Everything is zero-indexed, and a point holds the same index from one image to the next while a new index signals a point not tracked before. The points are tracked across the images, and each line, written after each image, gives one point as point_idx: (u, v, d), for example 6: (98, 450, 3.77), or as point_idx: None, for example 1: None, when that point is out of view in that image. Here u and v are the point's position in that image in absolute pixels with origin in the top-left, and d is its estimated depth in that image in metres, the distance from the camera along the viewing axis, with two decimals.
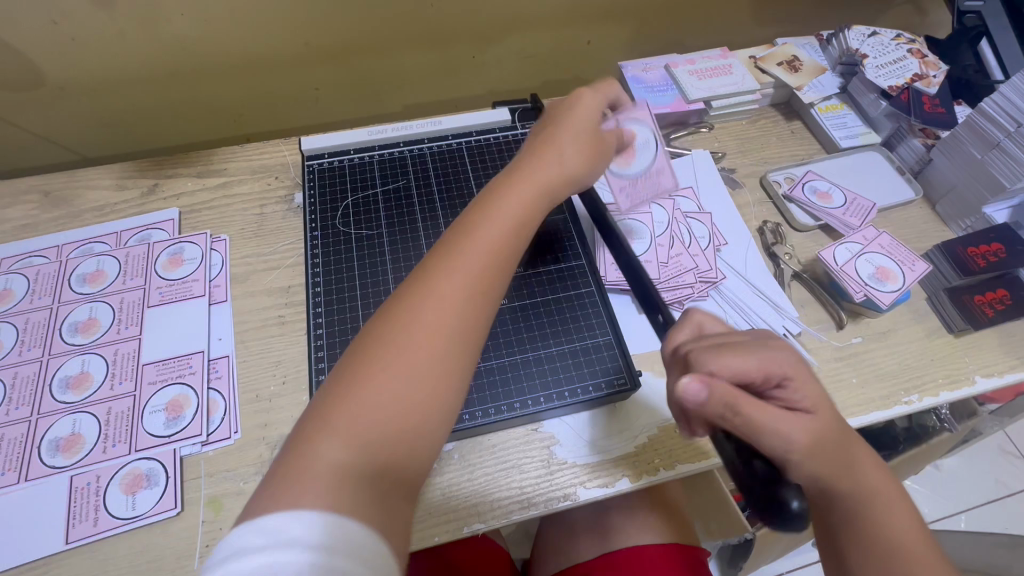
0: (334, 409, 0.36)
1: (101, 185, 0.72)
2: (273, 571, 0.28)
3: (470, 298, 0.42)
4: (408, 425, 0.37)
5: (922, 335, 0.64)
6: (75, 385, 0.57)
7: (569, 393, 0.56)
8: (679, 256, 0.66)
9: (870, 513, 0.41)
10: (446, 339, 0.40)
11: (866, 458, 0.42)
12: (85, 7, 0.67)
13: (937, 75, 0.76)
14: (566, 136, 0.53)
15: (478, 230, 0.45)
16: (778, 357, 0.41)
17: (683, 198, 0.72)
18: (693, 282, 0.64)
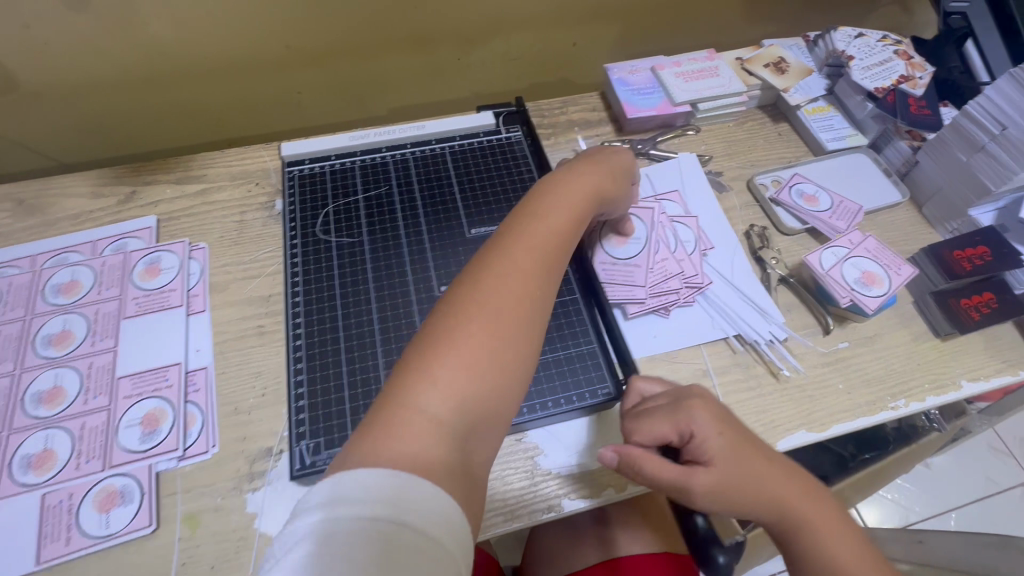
0: (430, 373, 0.40)
1: (77, 193, 0.71)
2: (339, 519, 0.32)
3: (541, 281, 0.48)
4: (498, 394, 0.42)
5: (908, 338, 0.64)
6: (49, 399, 0.55)
7: (552, 404, 0.56)
8: (665, 261, 0.64)
9: (814, 545, 0.44)
10: (525, 317, 0.45)
11: (803, 493, 0.44)
12: (58, 10, 0.65)
13: (923, 77, 0.75)
14: (615, 160, 0.59)
15: (546, 226, 0.50)
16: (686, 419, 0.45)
17: (668, 200, 0.71)
18: (679, 288, 0.63)
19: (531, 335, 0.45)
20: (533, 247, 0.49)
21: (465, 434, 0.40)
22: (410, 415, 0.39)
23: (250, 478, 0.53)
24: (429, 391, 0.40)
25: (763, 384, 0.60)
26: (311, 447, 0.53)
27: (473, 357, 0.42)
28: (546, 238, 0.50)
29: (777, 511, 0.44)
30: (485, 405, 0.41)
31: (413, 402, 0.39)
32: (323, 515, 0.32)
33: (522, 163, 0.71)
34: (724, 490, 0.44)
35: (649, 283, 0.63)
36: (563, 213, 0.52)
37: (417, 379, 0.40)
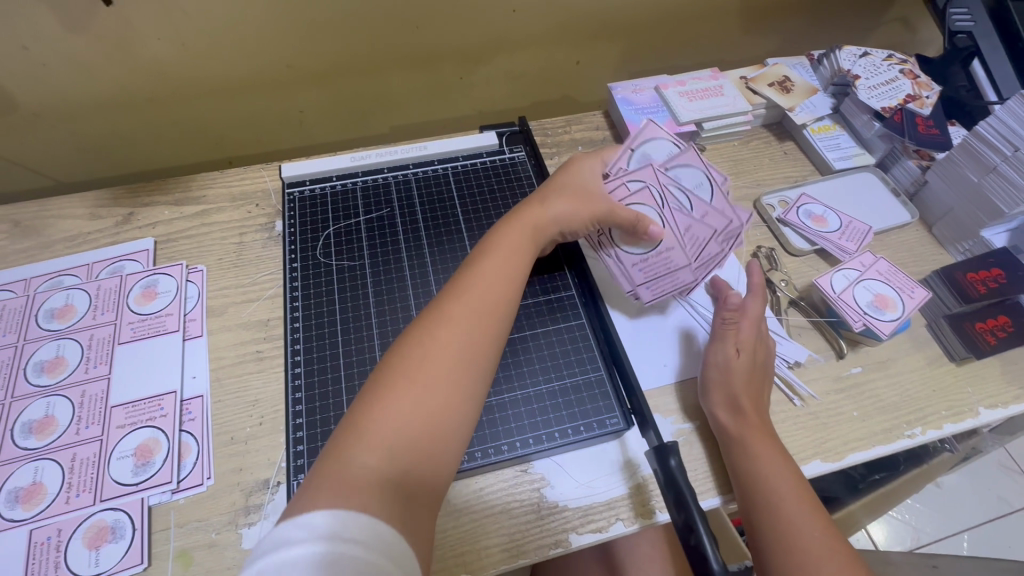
0: (364, 429, 0.41)
1: (74, 215, 0.70)
2: (315, 559, 0.32)
3: (481, 328, 0.48)
4: (436, 438, 0.42)
5: (922, 363, 0.62)
6: (39, 429, 0.54)
7: (559, 434, 0.54)
8: (690, 228, 0.59)
9: (785, 514, 0.48)
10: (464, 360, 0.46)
11: (795, 483, 0.49)
12: (61, 33, 0.65)
13: (929, 96, 0.74)
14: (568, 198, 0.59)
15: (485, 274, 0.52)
16: (757, 345, 0.57)
17: (647, 143, 0.63)
18: (719, 245, 0.58)
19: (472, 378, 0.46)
20: (473, 296, 0.50)
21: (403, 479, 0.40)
22: (345, 468, 0.38)
23: (246, 512, 0.51)
24: (360, 444, 0.40)
25: (775, 410, 0.58)
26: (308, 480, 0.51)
27: (403, 407, 0.42)
28: (487, 281, 0.51)
29: (750, 424, 0.52)
30: (424, 450, 0.42)
31: (345, 455, 0.39)
32: (322, 547, 0.33)
33: (526, 183, 0.70)
34: (727, 373, 0.55)
35: (695, 256, 0.59)
36: (506, 263, 0.53)
37: (351, 434, 0.41)
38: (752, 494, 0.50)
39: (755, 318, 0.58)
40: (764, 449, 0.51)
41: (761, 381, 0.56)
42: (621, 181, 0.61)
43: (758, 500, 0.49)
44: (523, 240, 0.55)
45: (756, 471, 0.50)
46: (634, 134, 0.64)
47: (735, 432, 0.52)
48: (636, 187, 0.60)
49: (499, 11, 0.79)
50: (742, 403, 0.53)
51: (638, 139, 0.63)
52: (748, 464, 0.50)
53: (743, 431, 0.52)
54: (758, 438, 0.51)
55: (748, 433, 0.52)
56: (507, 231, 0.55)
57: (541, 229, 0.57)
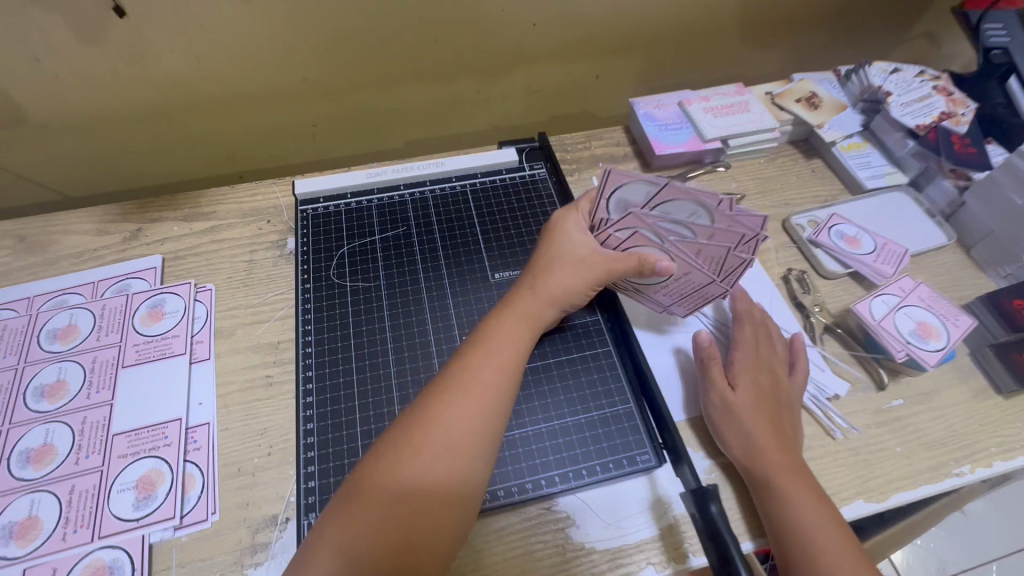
0: (334, 529, 0.39)
1: (81, 230, 0.68)
2: None
3: (472, 420, 0.44)
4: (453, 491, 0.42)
5: (967, 395, 0.59)
6: (37, 459, 0.51)
7: (587, 471, 0.51)
8: (698, 250, 0.52)
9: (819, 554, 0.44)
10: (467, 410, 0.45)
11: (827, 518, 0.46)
12: (72, 45, 0.63)
13: (965, 113, 0.72)
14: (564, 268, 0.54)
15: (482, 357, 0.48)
16: (760, 373, 0.54)
17: (620, 189, 0.53)
18: (738, 255, 0.50)
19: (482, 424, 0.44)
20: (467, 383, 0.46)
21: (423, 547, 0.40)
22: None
23: (252, 552, 0.48)
24: (329, 546, 0.38)
25: (813, 445, 0.55)
26: None
27: (375, 509, 0.40)
28: (484, 360, 0.48)
29: (778, 460, 0.49)
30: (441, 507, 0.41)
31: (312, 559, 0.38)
32: None
33: (548, 201, 0.67)
34: (734, 405, 0.52)
35: (719, 271, 0.53)
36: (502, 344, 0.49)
37: (324, 533, 0.39)
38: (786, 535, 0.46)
39: (749, 346, 0.56)
40: (793, 484, 0.48)
41: (777, 411, 0.52)
42: (609, 230, 0.56)
43: (792, 542, 0.45)
44: (519, 324, 0.52)
45: (785, 508, 0.47)
46: (600, 184, 0.54)
47: (762, 467, 0.49)
48: (626, 234, 0.55)
49: (519, 23, 0.77)
50: (758, 437, 0.50)
51: (607, 187, 0.54)
52: (778, 501, 0.47)
53: (771, 467, 0.49)
54: (788, 474, 0.48)
55: (776, 468, 0.49)
56: (500, 317, 0.52)
57: (541, 316, 0.53)
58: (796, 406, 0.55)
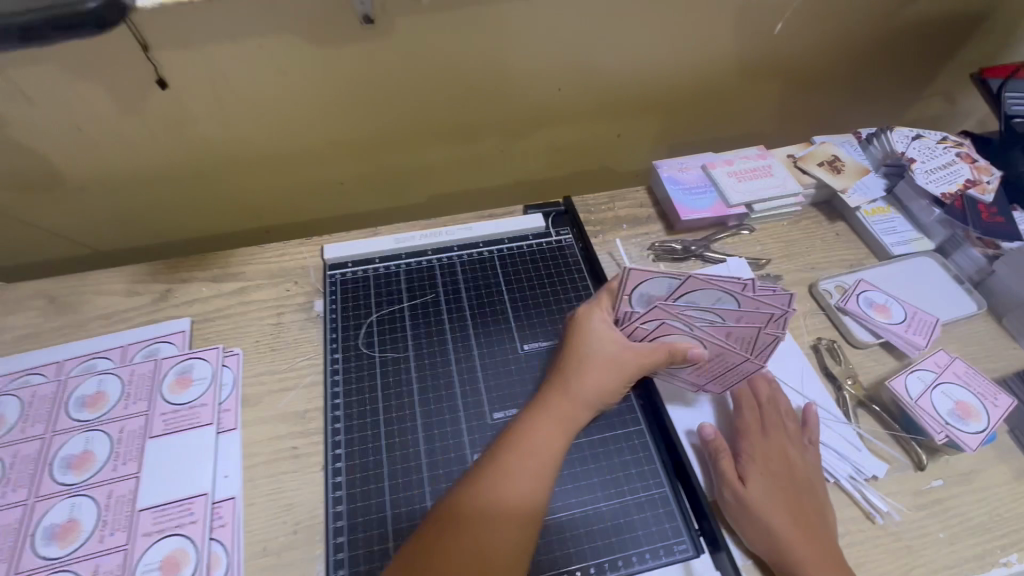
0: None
1: (112, 291, 0.69)
2: None
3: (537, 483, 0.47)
4: (512, 543, 0.45)
5: (1009, 476, 0.57)
6: (61, 536, 0.50)
7: (623, 562, 0.49)
8: (732, 329, 0.51)
9: None
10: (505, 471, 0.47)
11: None
12: (114, 113, 0.65)
13: (990, 181, 0.72)
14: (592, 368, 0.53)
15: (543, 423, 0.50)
16: (773, 459, 0.53)
17: (640, 286, 0.52)
18: (770, 327, 0.51)
19: (526, 481, 0.47)
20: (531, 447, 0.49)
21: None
22: None
23: None
24: None
25: (852, 530, 0.53)
26: None
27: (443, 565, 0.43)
28: (545, 426, 0.50)
29: (807, 553, 0.47)
30: (506, 561, 0.44)
31: None
32: None
33: (575, 269, 0.67)
34: (752, 502, 0.50)
35: (752, 349, 0.53)
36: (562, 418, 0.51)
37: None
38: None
39: (755, 433, 0.54)
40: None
41: (798, 498, 0.51)
42: (635, 321, 0.54)
43: None
44: (558, 425, 0.51)
45: None
46: (619, 282, 0.53)
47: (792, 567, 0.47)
48: (649, 327, 0.54)
49: (543, 88, 0.80)
50: (780, 531, 0.48)
51: (627, 286, 0.52)
52: None
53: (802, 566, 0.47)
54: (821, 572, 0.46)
55: (806, 567, 0.47)
56: (540, 409, 0.52)
57: (579, 418, 0.52)
58: (818, 488, 0.53)
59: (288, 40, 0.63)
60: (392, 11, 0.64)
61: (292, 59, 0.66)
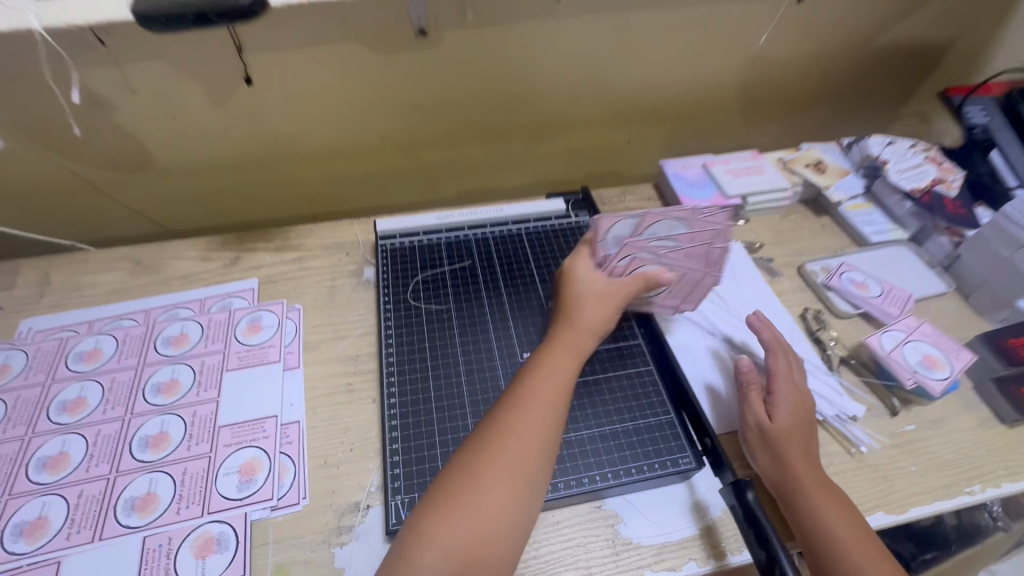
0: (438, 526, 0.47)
1: (188, 256, 0.79)
2: None
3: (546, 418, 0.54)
4: (547, 438, 0.53)
5: (974, 424, 0.65)
6: (154, 444, 0.59)
7: (635, 470, 0.58)
8: (691, 250, 0.66)
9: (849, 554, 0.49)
10: (533, 386, 0.56)
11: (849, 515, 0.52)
12: (205, 106, 0.77)
13: (955, 179, 0.82)
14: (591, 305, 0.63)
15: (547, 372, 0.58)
16: (797, 400, 0.59)
17: (611, 230, 0.66)
18: (716, 245, 0.66)
19: (551, 392, 0.56)
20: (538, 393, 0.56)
21: (541, 479, 0.52)
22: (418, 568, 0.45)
23: (339, 533, 0.55)
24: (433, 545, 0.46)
25: (836, 462, 0.61)
26: (406, 501, 0.56)
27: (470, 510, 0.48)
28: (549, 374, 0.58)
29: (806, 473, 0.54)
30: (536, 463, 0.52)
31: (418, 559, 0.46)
32: None
33: None
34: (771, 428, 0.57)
35: (708, 263, 0.66)
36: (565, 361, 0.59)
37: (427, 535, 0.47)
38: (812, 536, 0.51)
39: (783, 376, 0.61)
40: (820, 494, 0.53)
41: (806, 431, 0.58)
42: (612, 261, 0.66)
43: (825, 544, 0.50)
44: (569, 353, 0.60)
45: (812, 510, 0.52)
46: (593, 231, 0.66)
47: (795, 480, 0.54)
48: (625, 264, 0.66)
49: (565, 96, 0.91)
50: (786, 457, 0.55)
51: (600, 230, 0.66)
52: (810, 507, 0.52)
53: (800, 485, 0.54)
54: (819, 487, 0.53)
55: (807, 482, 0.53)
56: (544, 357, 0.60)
57: (587, 344, 0.62)
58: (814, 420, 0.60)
59: (354, 47, 0.76)
60: (442, 25, 0.76)
61: (355, 63, 0.78)
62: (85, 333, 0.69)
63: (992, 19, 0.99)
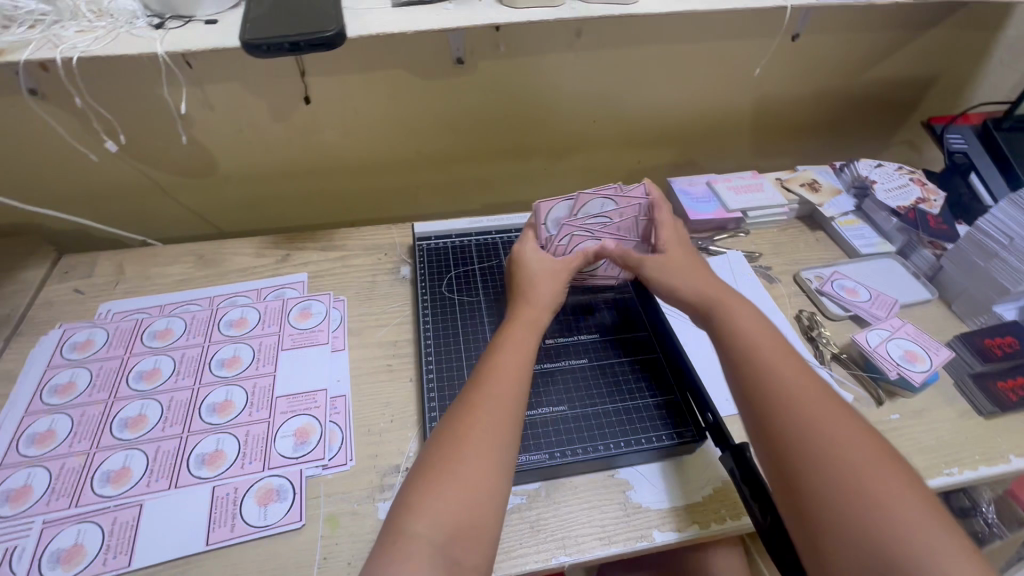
0: (425, 495, 0.49)
1: (245, 253, 0.89)
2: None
3: (512, 386, 0.58)
4: (513, 404, 0.57)
5: (953, 415, 0.72)
6: (221, 409, 0.67)
7: (645, 440, 0.64)
8: (619, 224, 0.75)
9: (756, 356, 0.57)
10: (495, 362, 0.60)
11: (752, 325, 0.60)
12: (268, 121, 0.88)
13: (937, 199, 0.91)
14: (542, 288, 0.69)
15: (509, 345, 0.62)
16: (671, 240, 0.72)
17: (551, 212, 0.72)
18: (641, 217, 0.75)
19: (512, 366, 0.60)
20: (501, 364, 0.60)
21: (514, 444, 0.55)
22: (412, 536, 0.47)
23: (381, 489, 0.62)
24: (421, 510, 0.49)
25: None
26: None
27: (451, 475, 0.51)
28: (510, 348, 0.62)
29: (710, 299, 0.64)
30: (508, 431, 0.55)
31: (411, 529, 0.48)
32: None
33: None
34: (720, 313, 0.62)
35: (634, 233, 0.76)
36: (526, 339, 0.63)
37: (415, 505, 0.49)
38: (772, 404, 0.53)
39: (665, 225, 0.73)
40: (735, 319, 0.61)
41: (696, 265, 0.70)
42: (555, 241, 0.74)
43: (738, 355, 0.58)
44: (526, 331, 0.64)
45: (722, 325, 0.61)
46: (535, 216, 0.73)
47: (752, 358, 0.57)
48: (566, 242, 0.74)
49: (582, 119, 1.02)
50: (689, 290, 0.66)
51: (540, 213, 0.73)
52: (727, 330, 0.60)
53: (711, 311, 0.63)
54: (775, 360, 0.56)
55: (762, 355, 0.57)
56: (506, 335, 0.63)
57: (542, 320, 0.66)
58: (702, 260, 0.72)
59: (401, 73, 0.86)
60: (478, 55, 0.87)
61: (400, 86, 0.88)
62: (158, 314, 0.78)
63: (973, 58, 1.09)
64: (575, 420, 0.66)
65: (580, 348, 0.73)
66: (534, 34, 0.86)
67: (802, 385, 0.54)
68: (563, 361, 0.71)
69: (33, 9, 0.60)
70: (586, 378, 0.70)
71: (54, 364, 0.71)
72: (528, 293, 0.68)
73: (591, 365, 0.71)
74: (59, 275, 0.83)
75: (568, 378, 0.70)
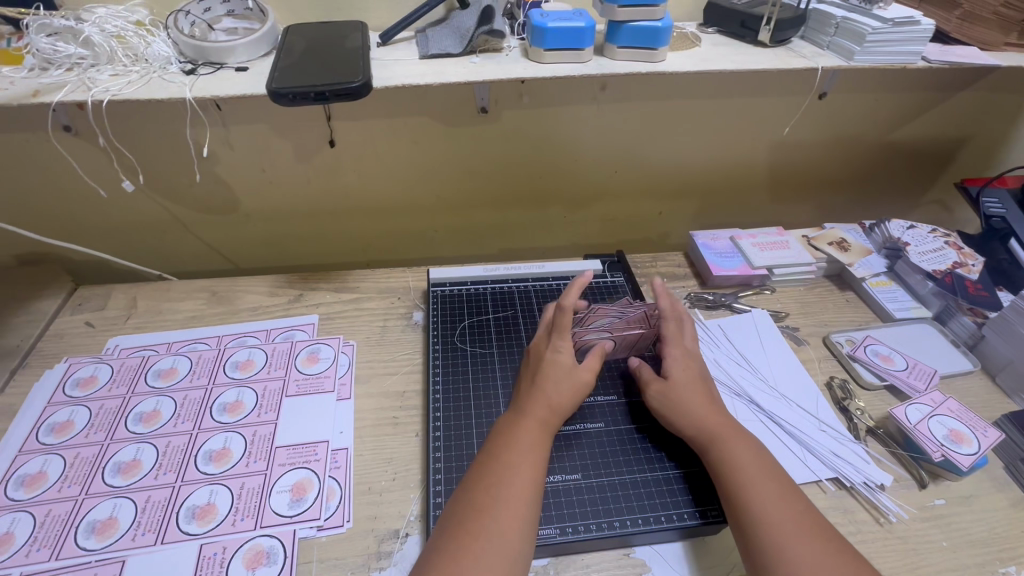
0: None
1: (257, 291, 0.88)
2: None
3: (522, 492, 0.53)
4: (526, 515, 0.52)
5: (1005, 503, 0.65)
6: (217, 458, 0.64)
7: (664, 519, 0.59)
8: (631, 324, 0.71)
9: (744, 476, 0.56)
10: (506, 462, 0.55)
11: (742, 443, 0.59)
12: (291, 162, 0.89)
13: (975, 264, 0.87)
14: (561, 383, 0.63)
15: (520, 443, 0.57)
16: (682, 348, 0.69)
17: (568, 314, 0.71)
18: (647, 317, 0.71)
19: (523, 469, 0.55)
20: (509, 467, 0.55)
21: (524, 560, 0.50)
22: None
23: (378, 557, 0.57)
24: None
25: (864, 530, 0.62)
26: None
27: None
28: (521, 447, 0.57)
29: (705, 411, 0.63)
30: (516, 546, 0.50)
31: None
32: None
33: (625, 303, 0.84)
34: (712, 422, 0.61)
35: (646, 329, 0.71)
36: (539, 439, 0.58)
37: None
38: (763, 533, 0.52)
39: (675, 337, 0.69)
40: (728, 436, 0.60)
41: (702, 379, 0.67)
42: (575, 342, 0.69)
43: (729, 473, 0.57)
44: (538, 427, 0.59)
45: (716, 439, 0.60)
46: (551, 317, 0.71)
47: (739, 483, 0.56)
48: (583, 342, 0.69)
49: (603, 169, 1.01)
50: (686, 401, 0.64)
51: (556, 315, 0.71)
52: (720, 446, 0.59)
53: (705, 426, 0.61)
54: (759, 486, 0.55)
55: (752, 482, 0.56)
56: (517, 429, 0.59)
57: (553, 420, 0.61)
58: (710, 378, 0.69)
59: (425, 120, 0.87)
60: (502, 104, 0.87)
61: (423, 133, 0.89)
62: (164, 352, 0.76)
63: (1006, 121, 1.06)
64: (590, 491, 0.61)
65: (596, 410, 0.69)
66: (559, 86, 0.86)
67: (791, 510, 0.53)
68: (578, 424, 0.67)
69: (72, 53, 0.62)
70: (602, 445, 0.65)
71: (55, 400, 0.70)
72: (542, 386, 0.63)
73: (608, 430, 0.67)
74: (72, 306, 0.83)
75: (583, 444, 0.65)
